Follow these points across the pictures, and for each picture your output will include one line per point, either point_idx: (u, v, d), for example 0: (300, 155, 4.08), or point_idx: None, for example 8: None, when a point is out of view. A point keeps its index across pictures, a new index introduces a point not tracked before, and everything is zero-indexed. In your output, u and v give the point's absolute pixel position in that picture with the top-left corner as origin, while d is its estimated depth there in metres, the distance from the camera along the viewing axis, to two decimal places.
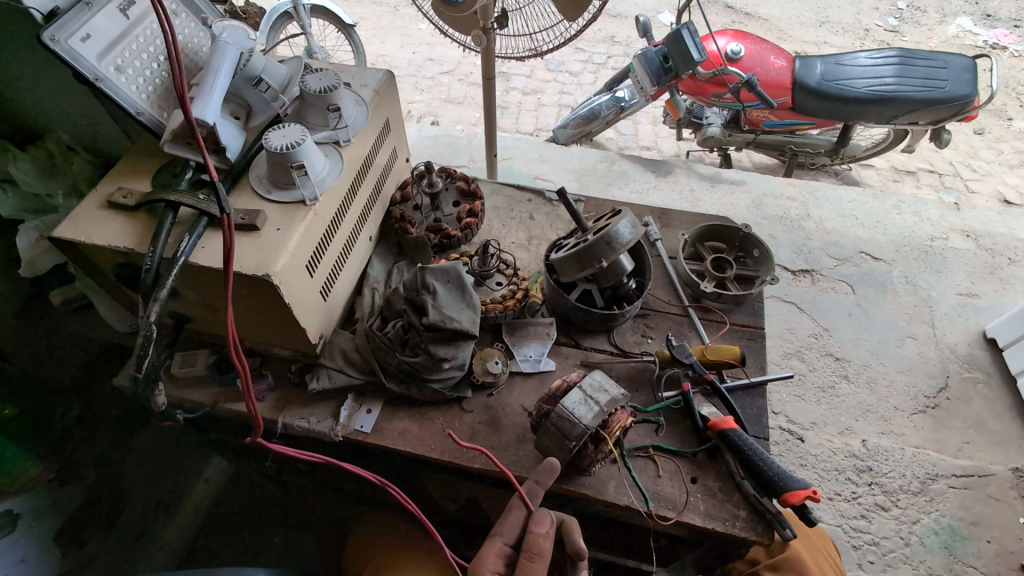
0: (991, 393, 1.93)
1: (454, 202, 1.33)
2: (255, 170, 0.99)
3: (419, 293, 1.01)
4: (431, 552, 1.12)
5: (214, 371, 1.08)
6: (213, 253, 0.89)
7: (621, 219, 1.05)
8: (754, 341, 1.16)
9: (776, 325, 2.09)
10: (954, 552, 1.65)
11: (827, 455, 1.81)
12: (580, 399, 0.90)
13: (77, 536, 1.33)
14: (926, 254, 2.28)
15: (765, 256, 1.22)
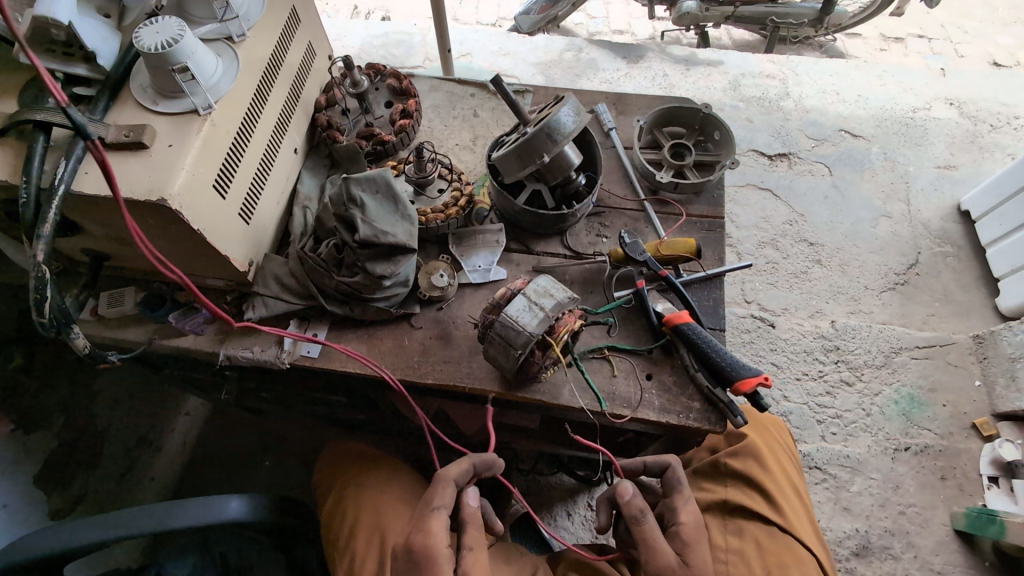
0: (960, 265, 1.93)
1: (386, 103, 1.21)
2: (135, 78, 0.86)
3: (347, 207, 0.93)
4: (389, 468, 1.17)
5: (144, 308, 1.02)
6: (101, 178, 0.80)
7: (562, 106, 0.96)
8: (712, 231, 1.13)
9: (751, 213, 2.01)
10: (912, 418, 1.71)
11: (797, 338, 1.81)
12: (524, 306, 0.86)
13: (57, 476, 1.33)
14: (907, 127, 2.17)
15: (726, 139, 1.15)
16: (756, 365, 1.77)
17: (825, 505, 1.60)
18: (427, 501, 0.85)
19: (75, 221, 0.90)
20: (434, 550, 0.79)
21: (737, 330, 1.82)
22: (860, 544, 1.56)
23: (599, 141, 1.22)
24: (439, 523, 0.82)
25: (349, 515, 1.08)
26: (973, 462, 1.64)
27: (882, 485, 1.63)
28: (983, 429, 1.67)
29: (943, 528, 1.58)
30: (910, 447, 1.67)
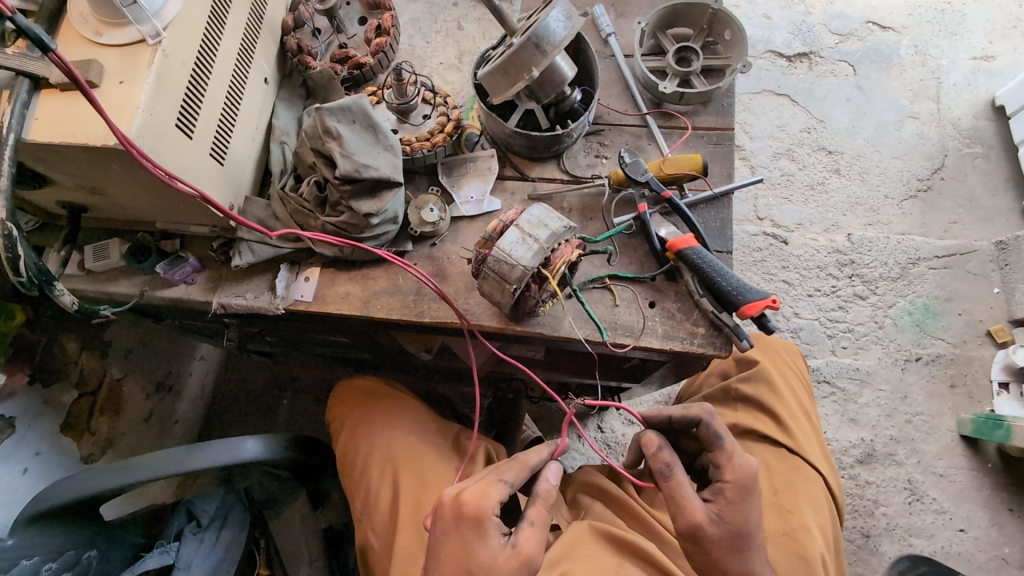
0: (989, 167, 1.81)
1: (360, 20, 1.10)
2: (75, 7, 0.79)
3: (323, 141, 0.87)
4: (399, 403, 1.17)
5: (130, 260, 0.99)
6: (54, 125, 0.74)
7: (551, 9, 0.85)
8: (721, 145, 1.04)
9: (766, 122, 1.87)
10: (925, 328, 1.68)
11: (810, 253, 1.75)
12: (517, 239, 0.81)
13: (82, 424, 1.36)
14: (943, 14, 1.96)
15: (737, 39, 1.04)
16: (767, 284, 1.73)
17: (832, 417, 1.62)
18: (499, 472, 0.86)
19: (41, 173, 0.86)
20: (484, 514, 0.80)
21: (747, 248, 1.76)
22: (865, 452, 1.59)
23: (597, 50, 1.11)
24: (498, 495, 0.82)
25: (362, 450, 1.10)
26: (985, 369, 1.63)
27: (890, 396, 1.63)
28: (998, 336, 1.64)
29: (948, 434, 1.60)
30: (921, 357, 1.66)
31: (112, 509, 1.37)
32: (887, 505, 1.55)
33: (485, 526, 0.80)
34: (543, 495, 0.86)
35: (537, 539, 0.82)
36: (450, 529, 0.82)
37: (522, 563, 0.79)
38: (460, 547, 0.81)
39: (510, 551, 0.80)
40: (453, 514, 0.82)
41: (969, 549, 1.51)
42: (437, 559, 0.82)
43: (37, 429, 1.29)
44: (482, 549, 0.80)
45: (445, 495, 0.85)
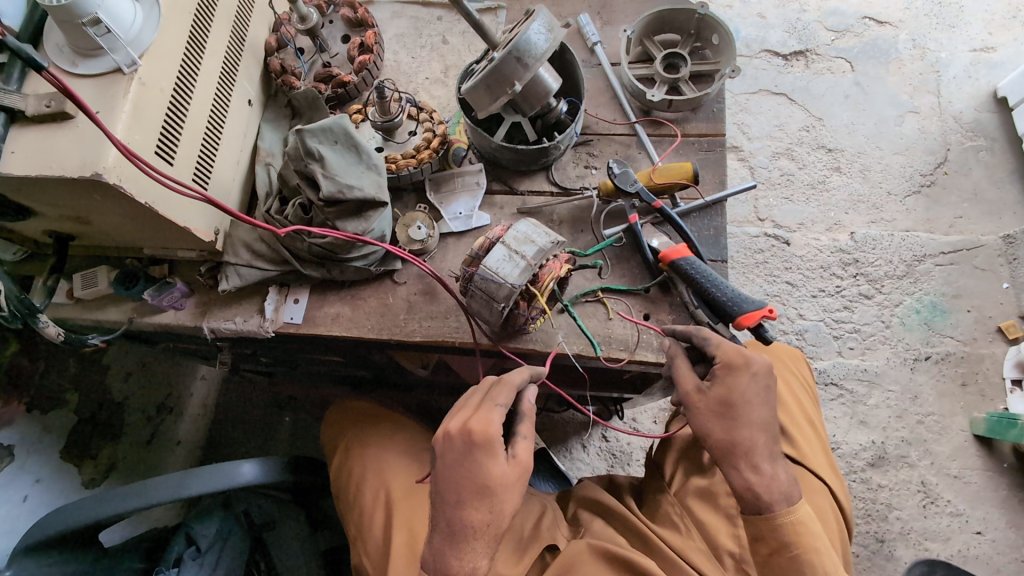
0: (993, 160, 1.78)
1: (343, 38, 1.10)
2: (51, 39, 0.79)
3: (305, 163, 0.85)
4: (393, 423, 1.15)
5: (119, 288, 0.97)
6: (32, 156, 0.74)
7: (532, 22, 0.84)
8: (713, 151, 1.03)
9: (763, 122, 1.85)
10: (933, 326, 1.64)
11: (813, 254, 1.72)
12: (503, 256, 0.80)
13: (83, 449, 1.35)
14: (941, 7, 1.93)
15: (726, 43, 1.02)
16: (770, 286, 1.70)
17: (841, 419, 1.58)
18: (491, 395, 0.80)
19: (25, 205, 0.85)
20: (492, 438, 0.76)
21: (749, 250, 1.73)
22: (876, 455, 1.55)
23: (583, 59, 1.10)
24: (500, 418, 0.77)
25: (356, 472, 1.09)
26: (997, 366, 1.59)
27: (900, 396, 1.59)
28: (1009, 332, 1.60)
29: (961, 434, 1.56)
30: (930, 356, 1.62)
31: (112, 534, 1.35)
32: (901, 509, 1.51)
33: (494, 445, 0.76)
34: (529, 411, 0.82)
35: (532, 448, 0.80)
36: (461, 458, 0.77)
37: (523, 472, 0.78)
38: (473, 474, 0.76)
39: (515, 464, 0.78)
40: (462, 442, 0.77)
41: (987, 552, 1.48)
42: (451, 488, 0.77)
43: (37, 457, 1.27)
44: (492, 470, 0.76)
45: (448, 425, 0.79)
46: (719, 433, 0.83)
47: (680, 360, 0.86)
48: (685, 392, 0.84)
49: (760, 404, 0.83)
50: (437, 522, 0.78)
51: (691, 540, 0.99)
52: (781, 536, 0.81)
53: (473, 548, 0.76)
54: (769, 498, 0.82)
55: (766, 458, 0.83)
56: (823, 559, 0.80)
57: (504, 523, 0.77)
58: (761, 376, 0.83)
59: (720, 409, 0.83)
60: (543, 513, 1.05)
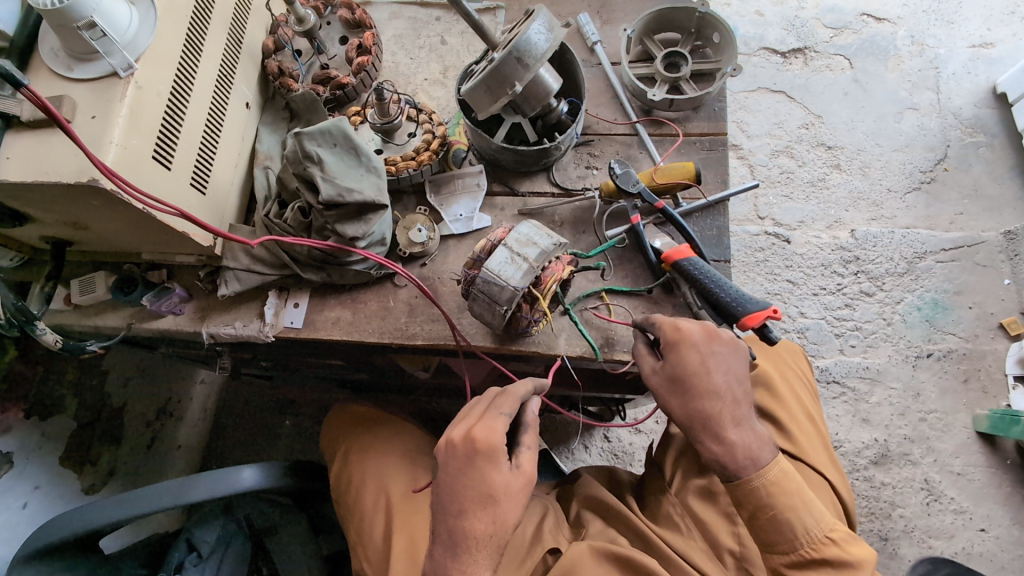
0: (994, 156, 1.77)
1: (342, 39, 1.09)
2: (47, 42, 0.78)
3: (303, 165, 0.85)
4: (391, 429, 1.15)
5: (116, 293, 0.98)
6: (26, 163, 0.74)
7: (532, 22, 0.83)
8: (714, 151, 1.02)
9: (763, 120, 1.84)
10: (934, 323, 1.64)
11: (814, 252, 1.71)
12: (506, 259, 0.79)
13: (84, 455, 1.33)
14: (939, 3, 1.92)
15: (725, 41, 1.02)
16: (770, 284, 1.69)
17: (843, 418, 1.58)
18: (495, 405, 0.80)
19: (22, 210, 0.84)
20: (496, 448, 0.75)
21: (750, 249, 1.72)
22: (879, 453, 1.55)
23: (583, 59, 1.09)
24: (504, 427, 0.77)
25: (355, 477, 1.08)
26: (999, 363, 1.59)
27: (902, 394, 1.59)
28: (1011, 329, 1.60)
29: (963, 431, 1.55)
30: (932, 353, 1.61)
31: (112, 541, 1.34)
32: (904, 507, 1.51)
33: (497, 453, 0.76)
34: (533, 423, 0.82)
35: (537, 459, 0.80)
36: (463, 469, 0.76)
37: (527, 483, 0.78)
38: (476, 483, 0.75)
39: (520, 475, 0.77)
40: (465, 451, 0.76)
41: (991, 550, 1.47)
42: (453, 497, 0.76)
43: (36, 463, 1.26)
44: (494, 479, 0.75)
45: (451, 433, 0.78)
46: (678, 409, 0.82)
47: (640, 342, 0.87)
48: (645, 376, 0.85)
49: (713, 366, 0.80)
50: (438, 531, 0.77)
51: (692, 540, 0.98)
52: (759, 498, 0.81)
53: (474, 560, 0.74)
54: (735, 465, 0.81)
55: (727, 424, 0.81)
56: (801, 512, 0.80)
57: (508, 534, 0.76)
58: (704, 342, 0.81)
59: (672, 385, 0.82)
60: (545, 515, 1.05)
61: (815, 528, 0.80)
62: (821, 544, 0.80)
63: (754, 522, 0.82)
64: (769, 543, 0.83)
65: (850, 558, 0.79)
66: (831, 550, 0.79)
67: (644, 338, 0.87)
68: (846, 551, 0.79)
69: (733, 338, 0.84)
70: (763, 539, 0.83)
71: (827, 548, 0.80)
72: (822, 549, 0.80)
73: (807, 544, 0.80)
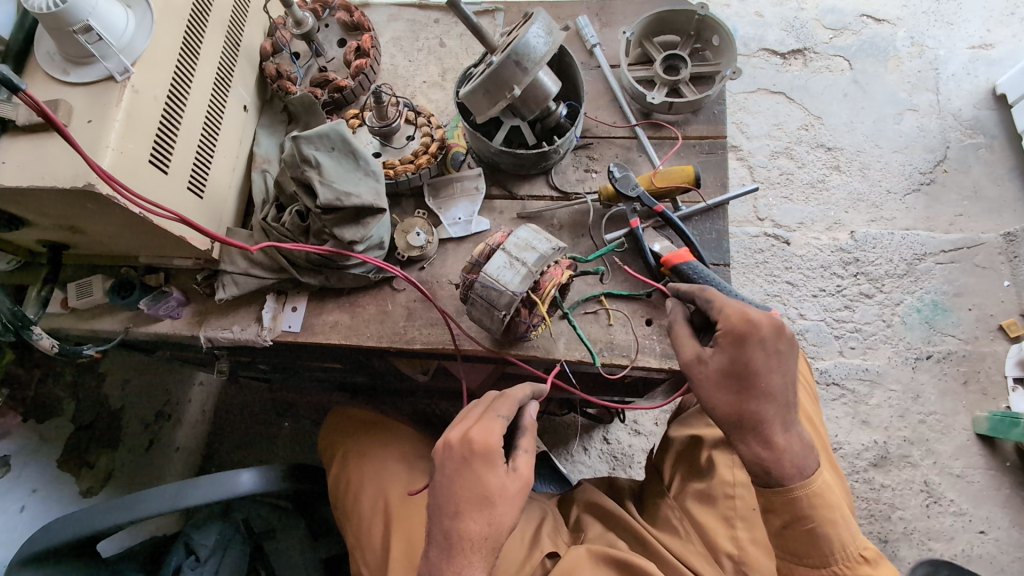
0: (993, 157, 1.77)
1: (341, 41, 1.09)
2: (42, 44, 0.78)
3: (301, 169, 0.84)
4: (389, 432, 1.14)
5: (114, 296, 0.97)
6: (22, 166, 0.73)
7: (531, 25, 0.82)
8: (714, 154, 1.02)
9: (762, 121, 1.84)
10: (934, 324, 1.64)
11: (814, 253, 1.71)
12: (504, 263, 0.79)
13: (82, 457, 1.33)
14: (939, 4, 1.92)
15: (725, 44, 1.02)
16: (770, 286, 1.69)
17: (843, 419, 1.58)
18: (493, 407, 0.80)
19: (19, 214, 0.84)
20: (492, 449, 0.75)
21: (749, 250, 1.72)
22: (878, 454, 1.54)
23: (582, 61, 1.09)
24: (502, 429, 0.77)
25: (353, 481, 1.08)
26: (998, 365, 1.59)
27: (902, 396, 1.58)
28: (1010, 330, 1.59)
29: (963, 434, 1.55)
30: (932, 355, 1.61)
31: (110, 544, 1.33)
32: (904, 509, 1.50)
33: (494, 455, 0.75)
34: (530, 426, 0.82)
35: (533, 462, 0.80)
36: (459, 470, 0.76)
37: (524, 485, 0.77)
38: (472, 485, 0.75)
39: (516, 477, 0.77)
40: (461, 453, 0.76)
41: (990, 552, 1.47)
42: (448, 499, 0.76)
43: (34, 466, 1.25)
44: (489, 480, 0.75)
45: (448, 435, 0.78)
46: (725, 404, 0.80)
47: (681, 326, 0.83)
48: (685, 363, 0.82)
49: (776, 369, 0.79)
50: (434, 534, 0.76)
51: (690, 543, 0.98)
52: (799, 508, 0.80)
53: (469, 562, 0.74)
54: (781, 471, 0.80)
55: (776, 428, 0.80)
56: (842, 529, 0.79)
57: (503, 536, 0.75)
58: (772, 341, 0.79)
59: (729, 382, 0.80)
60: (543, 519, 1.05)
61: (852, 545, 0.80)
62: (855, 562, 0.80)
63: (789, 530, 0.81)
64: (799, 554, 0.82)
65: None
66: (865, 568, 0.79)
67: (687, 323, 0.84)
68: (877, 571, 0.79)
69: (793, 339, 0.81)
70: (794, 549, 0.82)
71: (861, 566, 0.80)
72: (856, 567, 0.79)
73: (841, 561, 0.80)
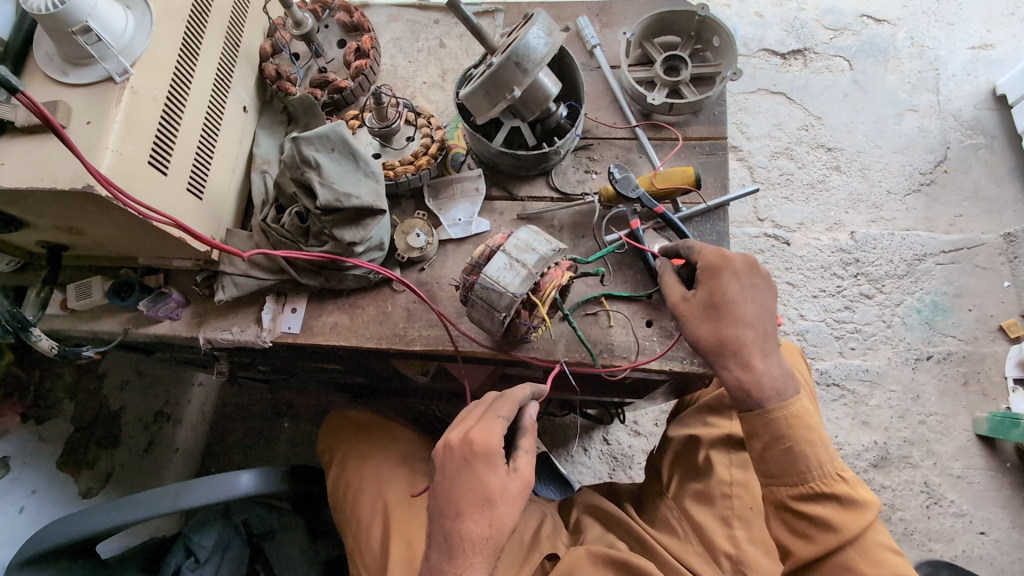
0: (993, 158, 1.77)
1: (341, 42, 1.09)
2: (42, 47, 0.78)
3: (301, 170, 0.84)
4: (389, 434, 1.14)
5: (113, 298, 0.97)
6: (20, 168, 0.73)
7: (531, 26, 0.82)
8: (714, 155, 1.02)
9: (762, 121, 1.84)
10: (934, 325, 1.64)
11: (814, 253, 1.71)
12: (504, 265, 0.79)
13: (82, 458, 1.33)
14: (939, 4, 1.92)
15: (725, 45, 1.01)
16: None
17: (843, 420, 1.57)
18: (493, 408, 0.79)
19: (17, 216, 0.83)
20: (493, 450, 0.75)
21: (749, 251, 1.72)
22: (878, 455, 1.54)
23: (582, 62, 1.09)
24: (503, 429, 0.77)
25: (353, 483, 1.07)
26: (998, 365, 1.58)
27: (902, 397, 1.58)
28: (1011, 331, 1.59)
29: (963, 434, 1.55)
30: (932, 355, 1.61)
31: (108, 545, 1.33)
32: (904, 510, 1.50)
33: (495, 456, 0.75)
34: (531, 427, 0.81)
35: (534, 463, 0.79)
36: (460, 472, 0.76)
37: (525, 486, 0.77)
38: (473, 486, 0.75)
39: (517, 477, 0.77)
40: (462, 453, 0.76)
41: (991, 553, 1.47)
42: (449, 500, 0.76)
43: (33, 466, 1.24)
44: (490, 481, 0.75)
45: (449, 436, 0.78)
46: (707, 334, 0.83)
47: (668, 276, 0.88)
48: (673, 303, 0.86)
49: (750, 298, 0.83)
50: (435, 536, 0.76)
51: (689, 544, 0.97)
52: (777, 429, 0.81)
53: (471, 563, 0.73)
54: (760, 394, 0.82)
55: (755, 352, 0.82)
56: (819, 447, 0.79)
57: (505, 537, 0.75)
58: (744, 272, 0.83)
59: (707, 311, 0.84)
60: (543, 520, 1.05)
61: (829, 464, 0.79)
62: (832, 480, 0.79)
63: (769, 452, 0.82)
64: (778, 476, 0.81)
65: (861, 498, 0.78)
66: (842, 486, 0.78)
67: (675, 274, 0.89)
68: (857, 491, 0.78)
69: (770, 278, 0.86)
70: (773, 471, 0.82)
71: (839, 485, 0.78)
72: (834, 484, 0.78)
73: (818, 478, 0.79)
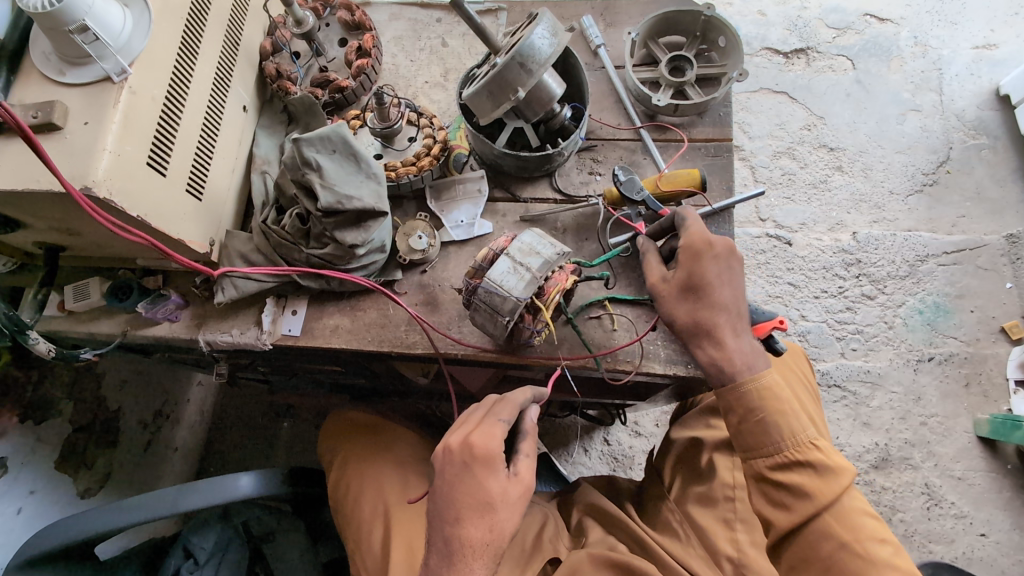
0: (996, 158, 1.76)
1: (342, 41, 1.08)
2: (37, 45, 0.76)
3: (302, 172, 0.83)
4: (389, 436, 1.13)
5: (110, 299, 0.95)
6: (15, 171, 0.72)
7: (536, 26, 0.81)
8: (719, 157, 1.01)
9: (765, 121, 1.83)
10: (935, 326, 1.63)
11: (816, 254, 1.70)
12: (508, 269, 0.77)
13: (80, 458, 1.32)
14: (942, 3, 1.91)
15: (731, 45, 1.00)
16: (771, 287, 1.68)
17: (844, 421, 1.57)
18: (493, 411, 0.79)
19: (14, 217, 0.82)
20: (493, 454, 0.74)
21: (751, 251, 1.71)
22: (879, 457, 1.54)
23: (586, 62, 1.08)
24: (503, 433, 0.76)
25: (353, 486, 1.06)
26: (1000, 367, 1.58)
27: (903, 398, 1.58)
28: (1012, 332, 1.59)
29: (964, 435, 1.55)
30: (933, 357, 1.60)
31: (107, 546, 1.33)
32: (905, 512, 1.50)
33: (495, 461, 0.74)
34: (532, 430, 0.80)
35: (535, 467, 0.78)
36: (460, 476, 0.75)
37: (526, 490, 0.76)
38: (473, 490, 0.74)
39: (517, 482, 0.76)
40: (461, 457, 0.75)
41: (991, 554, 1.47)
42: (448, 505, 0.75)
43: (31, 467, 1.23)
44: (490, 485, 0.74)
45: (448, 440, 0.77)
46: (684, 314, 0.84)
47: (650, 255, 0.89)
48: (653, 283, 0.86)
49: (726, 280, 0.84)
50: (434, 541, 0.76)
51: (691, 546, 0.97)
52: (749, 402, 0.82)
53: (471, 568, 0.73)
54: (732, 369, 0.83)
55: (727, 332, 0.83)
56: (790, 416, 0.80)
57: (505, 542, 0.74)
58: (723, 254, 0.84)
59: (684, 292, 0.84)
60: (544, 523, 1.04)
61: (802, 432, 0.79)
62: (805, 448, 0.79)
63: (743, 426, 0.82)
64: (751, 448, 0.82)
65: (833, 463, 0.78)
66: (814, 454, 0.78)
67: (657, 253, 0.90)
68: (829, 457, 0.78)
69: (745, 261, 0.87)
70: (747, 444, 0.82)
71: (811, 452, 0.79)
72: (806, 451, 0.79)
73: (790, 446, 0.79)
